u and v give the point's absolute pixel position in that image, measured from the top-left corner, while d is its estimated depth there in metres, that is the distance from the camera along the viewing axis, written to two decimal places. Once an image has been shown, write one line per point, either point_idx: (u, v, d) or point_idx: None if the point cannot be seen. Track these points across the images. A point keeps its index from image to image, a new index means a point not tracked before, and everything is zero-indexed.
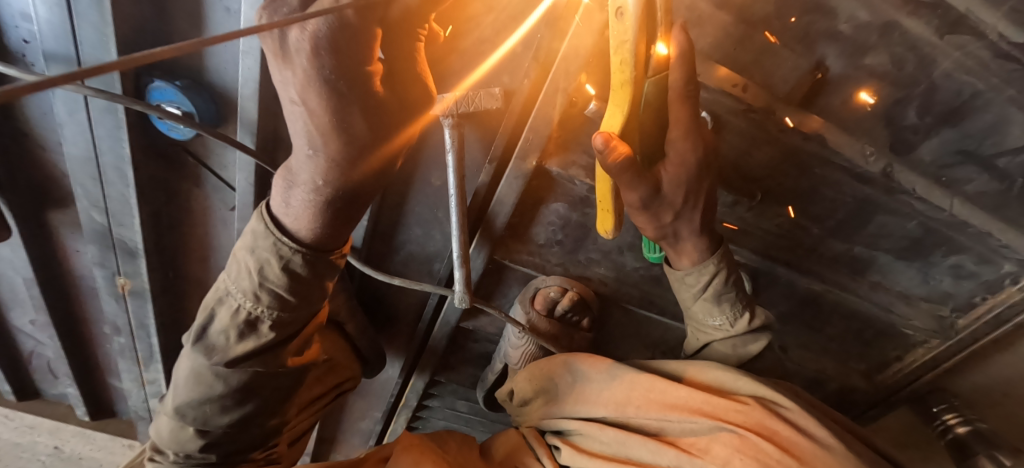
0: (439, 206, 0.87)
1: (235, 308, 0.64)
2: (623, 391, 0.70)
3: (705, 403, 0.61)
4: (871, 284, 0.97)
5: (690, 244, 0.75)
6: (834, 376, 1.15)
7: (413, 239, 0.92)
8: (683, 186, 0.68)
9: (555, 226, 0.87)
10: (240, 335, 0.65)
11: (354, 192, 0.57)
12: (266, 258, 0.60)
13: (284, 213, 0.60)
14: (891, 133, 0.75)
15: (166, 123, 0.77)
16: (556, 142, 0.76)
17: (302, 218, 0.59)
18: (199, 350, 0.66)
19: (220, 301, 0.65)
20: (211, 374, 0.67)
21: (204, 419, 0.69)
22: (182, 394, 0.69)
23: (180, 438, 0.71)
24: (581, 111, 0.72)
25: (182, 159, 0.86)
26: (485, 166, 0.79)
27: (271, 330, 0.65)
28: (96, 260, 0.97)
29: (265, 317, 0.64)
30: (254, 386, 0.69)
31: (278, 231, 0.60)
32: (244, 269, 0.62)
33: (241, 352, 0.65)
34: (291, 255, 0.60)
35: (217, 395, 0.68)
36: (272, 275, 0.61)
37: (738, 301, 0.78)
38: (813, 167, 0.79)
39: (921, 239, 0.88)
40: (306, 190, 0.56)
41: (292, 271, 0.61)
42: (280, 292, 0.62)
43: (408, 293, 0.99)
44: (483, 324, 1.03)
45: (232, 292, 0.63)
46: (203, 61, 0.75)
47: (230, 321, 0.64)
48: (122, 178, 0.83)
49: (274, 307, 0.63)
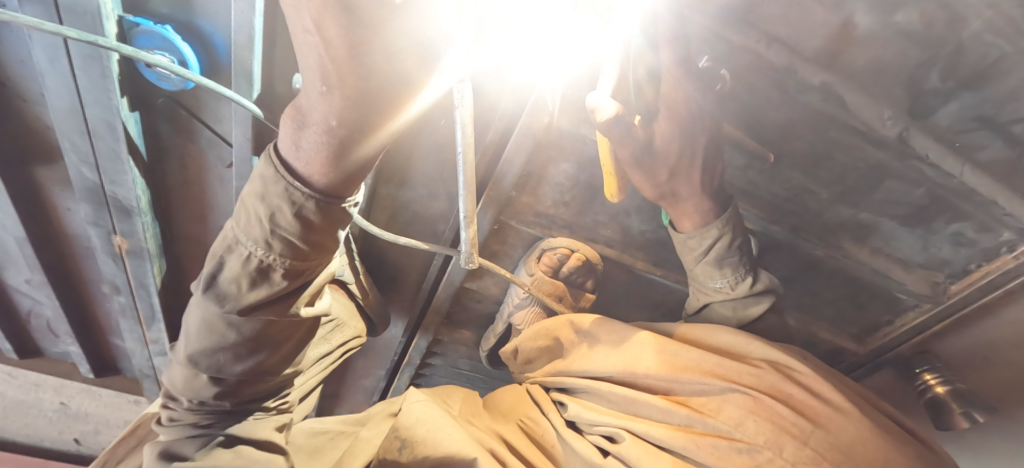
0: (446, 165, 0.85)
1: (246, 256, 0.59)
2: (632, 352, 0.70)
3: (716, 365, 0.62)
4: (871, 249, 0.98)
5: (688, 206, 0.75)
6: (827, 338, 1.18)
7: (418, 199, 0.90)
8: (676, 143, 0.68)
9: (564, 187, 0.85)
10: (252, 282, 0.61)
11: (369, 134, 0.51)
12: (278, 204, 0.55)
13: (296, 158, 0.54)
14: (911, 96, 0.73)
15: (154, 72, 0.73)
16: (570, 99, 0.73)
17: (315, 162, 0.53)
18: (210, 298, 0.62)
19: (229, 249, 0.61)
20: (223, 323, 0.63)
21: (218, 367, 0.67)
22: (193, 342, 0.65)
23: (195, 386, 0.68)
24: (595, 66, 0.69)
25: (176, 113, 0.82)
26: (494, 123, 0.76)
27: (284, 278, 0.61)
28: (90, 218, 0.94)
29: (278, 265, 0.60)
30: (269, 334, 0.67)
31: (289, 175, 0.55)
32: (254, 216, 0.57)
33: (254, 300, 0.62)
34: (303, 202, 0.55)
35: (230, 344, 0.65)
36: (285, 222, 0.56)
37: (742, 265, 0.78)
38: (829, 130, 0.78)
39: (927, 206, 0.88)
40: (319, 131, 0.50)
41: (305, 218, 0.56)
42: (293, 239, 0.58)
43: (413, 252, 0.99)
44: (487, 284, 1.03)
45: (242, 240, 0.59)
46: (193, 6, 0.70)
47: (241, 269, 0.60)
48: (112, 132, 0.79)
49: (286, 255, 0.59)
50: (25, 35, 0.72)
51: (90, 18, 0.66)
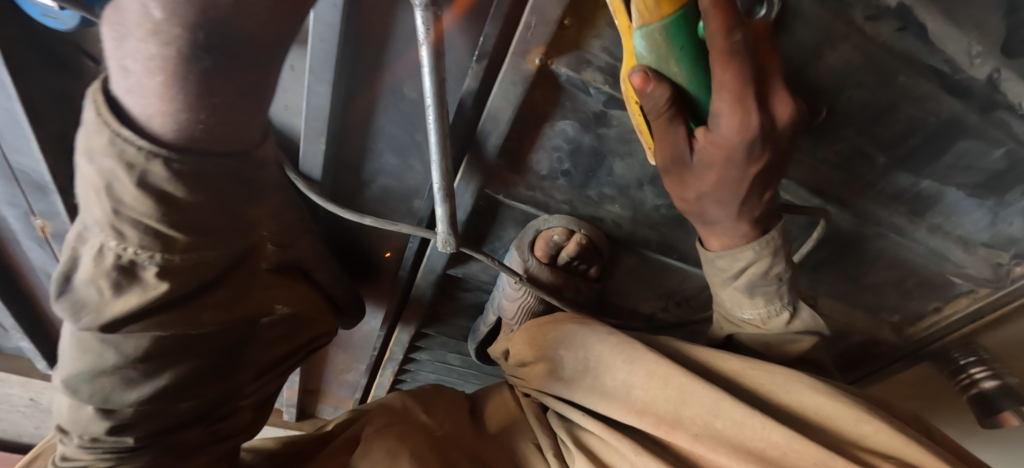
0: (416, 126, 0.69)
1: (99, 248, 0.42)
2: (671, 404, 0.51)
3: (820, 467, 0.42)
4: (929, 226, 0.82)
5: (724, 228, 0.63)
6: (864, 327, 1.04)
7: (386, 169, 0.75)
8: (739, 157, 0.53)
9: (563, 153, 0.69)
10: (115, 287, 0.44)
11: (227, 34, 0.34)
12: (111, 168, 0.38)
13: (128, 96, 0.36)
14: (1009, 25, 0.56)
15: (36, 6, 0.56)
16: (569, 33, 0.56)
17: (154, 97, 0.35)
18: (64, 308, 0.45)
19: (82, 239, 0.43)
20: (97, 342, 0.50)
21: (104, 395, 0.52)
22: (70, 363, 0.52)
23: (82, 419, 0.53)
24: None
25: (83, 63, 0.66)
26: (471, 67, 0.61)
27: (161, 280, 0.44)
28: (1, 198, 0.80)
29: (147, 261, 0.43)
30: (166, 347, 0.53)
31: (119, 121, 0.37)
32: (89, 187, 0.40)
33: (122, 312, 0.45)
34: (144, 164, 0.37)
35: (115, 366, 0.51)
36: (128, 195, 0.39)
37: (780, 295, 0.66)
38: (895, 73, 0.61)
39: (1005, 171, 0.72)
40: (146, 35, 0.32)
41: (155, 188, 0.39)
42: (151, 224, 0.40)
43: (385, 235, 0.84)
44: (475, 272, 0.87)
45: (88, 224, 0.42)
46: None
47: (95, 267, 0.42)
48: (1, 87, 0.64)
49: (151, 248, 0.42)
50: None
51: None
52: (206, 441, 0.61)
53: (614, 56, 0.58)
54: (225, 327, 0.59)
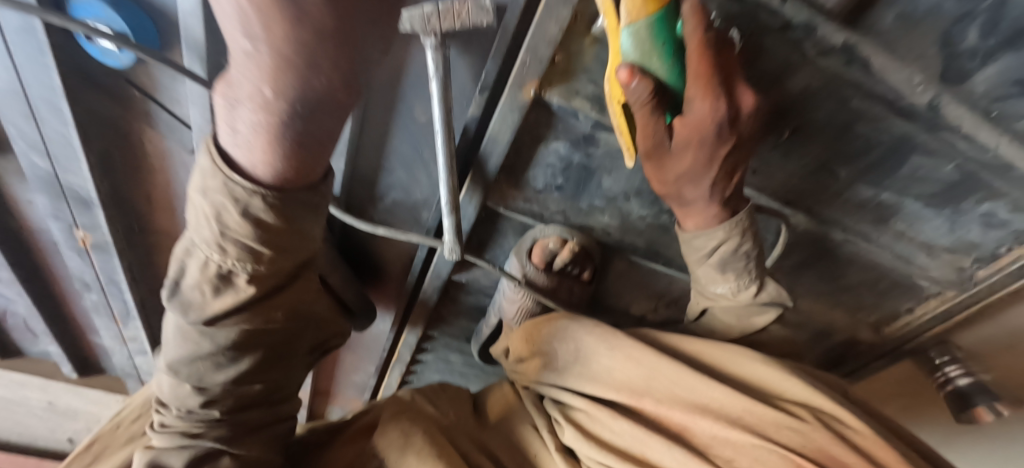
0: (424, 146, 0.77)
1: (204, 261, 0.53)
2: (642, 377, 0.63)
3: (747, 413, 0.56)
4: (894, 232, 0.90)
5: (698, 209, 0.71)
6: (841, 328, 1.11)
7: (396, 184, 0.83)
8: (699, 150, 0.63)
9: (556, 169, 0.77)
10: (215, 290, 0.55)
11: (316, 104, 0.44)
12: (221, 203, 0.48)
13: (233, 146, 0.47)
14: (945, 59, 0.64)
15: (97, 48, 0.65)
16: (559, 68, 0.64)
17: (256, 150, 0.46)
18: (176, 307, 0.57)
19: (188, 253, 0.55)
20: (196, 331, 0.58)
21: (199, 376, 0.61)
22: (173, 347, 0.61)
23: (180, 394, 0.62)
24: (586, 28, 0.60)
25: (128, 94, 0.74)
26: (474, 96, 0.69)
27: (250, 284, 0.55)
28: (48, 211, 0.88)
29: (240, 270, 0.54)
30: (248, 339, 0.61)
31: (228, 167, 0.47)
32: (201, 215, 0.51)
33: (220, 309, 0.56)
34: (248, 198, 0.48)
35: (208, 353, 0.60)
36: (233, 223, 0.49)
37: (747, 272, 0.75)
38: (850, 98, 0.69)
39: (957, 184, 0.79)
40: (254, 108, 0.43)
41: (254, 217, 0.49)
42: (248, 243, 0.51)
43: (395, 244, 0.91)
44: (478, 277, 0.95)
45: (196, 242, 0.53)
46: None
47: (200, 275, 0.54)
48: (59, 115, 0.73)
49: (246, 259, 0.53)
50: None
51: None
52: (271, 420, 0.69)
53: (599, 87, 0.66)
54: (291, 324, 0.66)
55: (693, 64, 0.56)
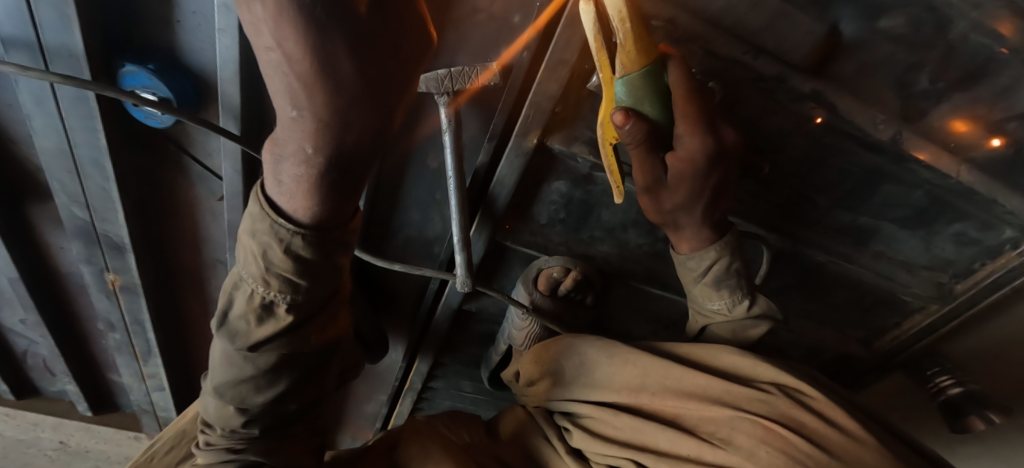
0: (437, 188, 0.84)
1: (250, 293, 0.59)
2: (636, 377, 0.69)
3: (725, 392, 0.61)
4: (873, 253, 0.96)
5: (689, 233, 0.78)
6: (833, 345, 1.15)
7: (411, 222, 0.89)
8: (689, 181, 0.69)
9: (558, 205, 0.84)
10: (258, 318, 0.60)
11: (351, 159, 0.48)
12: (267, 242, 0.54)
13: (279, 194, 0.53)
14: (902, 99, 0.72)
15: (142, 110, 0.72)
16: (559, 117, 0.72)
17: (297, 196, 0.52)
18: (224, 335, 0.62)
19: (236, 286, 0.60)
20: (239, 356, 0.63)
21: (241, 398, 0.66)
22: (218, 374, 0.65)
23: (224, 415, 0.68)
24: (584, 85, 0.69)
25: (165, 148, 0.82)
26: (484, 144, 0.76)
27: (289, 313, 0.60)
28: (82, 257, 0.93)
29: (280, 300, 0.58)
30: (285, 364, 0.65)
31: (274, 212, 0.54)
32: (249, 254, 0.56)
33: (263, 337, 0.60)
34: (291, 237, 0.54)
35: (250, 376, 0.64)
36: (276, 260, 0.55)
37: (739, 288, 0.80)
38: (821, 135, 0.77)
39: (927, 207, 0.86)
40: (297, 162, 0.48)
41: (296, 254, 0.55)
42: (290, 276, 0.56)
43: (409, 276, 0.97)
44: (487, 305, 1.01)
45: (244, 276, 0.58)
46: (176, 40, 0.70)
47: (246, 305, 0.59)
48: (101, 170, 0.79)
49: (286, 290, 0.57)
50: (9, 80, 0.72)
51: (75, 60, 0.67)
52: (307, 435, 0.75)
53: (595, 133, 0.74)
54: (324, 348, 0.69)
55: (679, 107, 0.63)
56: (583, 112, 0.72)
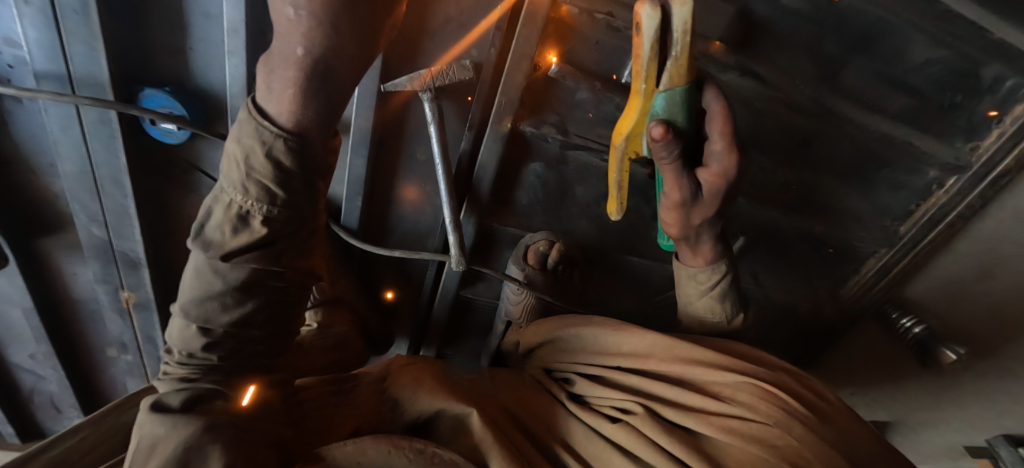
0: (427, 180, 0.94)
1: (228, 202, 0.60)
2: (644, 343, 0.70)
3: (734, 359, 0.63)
4: (819, 205, 1.07)
5: (706, 248, 0.78)
6: (804, 299, 1.23)
7: (405, 216, 0.98)
8: (720, 196, 0.69)
9: (536, 186, 0.95)
10: (234, 230, 0.60)
11: (336, 71, 0.54)
12: (251, 146, 0.57)
13: (266, 100, 0.57)
14: (812, 64, 0.86)
15: (159, 129, 0.81)
16: (527, 105, 0.84)
17: (285, 101, 0.56)
18: (197, 246, 0.61)
19: (214, 198, 0.61)
20: (210, 270, 0.62)
21: (206, 317, 0.63)
22: (185, 293, 0.63)
23: (184, 337, 0.63)
24: (545, 74, 0.81)
25: (176, 166, 0.90)
26: (465, 133, 0.86)
27: (266, 226, 0.60)
28: (98, 277, 0.99)
29: (258, 210, 0.59)
30: (255, 285, 0.64)
31: (260, 117, 0.57)
32: (232, 162, 0.59)
33: (237, 247, 0.60)
34: (273, 140, 0.57)
35: (218, 291, 0.62)
36: (257, 164, 0.57)
37: (734, 303, 0.84)
38: (752, 102, 0.90)
39: (857, 157, 0.99)
40: (289, 69, 0.53)
41: (276, 158, 0.58)
42: (269, 183, 0.58)
43: (408, 268, 1.06)
44: (481, 291, 1.09)
45: (224, 186, 0.60)
46: (188, 67, 0.80)
47: (223, 215, 0.59)
48: (120, 188, 0.87)
49: (266, 200, 0.59)
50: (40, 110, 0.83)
51: (101, 87, 0.76)
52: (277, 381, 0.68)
53: (560, 116, 0.86)
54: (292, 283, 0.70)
55: (716, 126, 0.62)
56: (547, 98, 0.84)
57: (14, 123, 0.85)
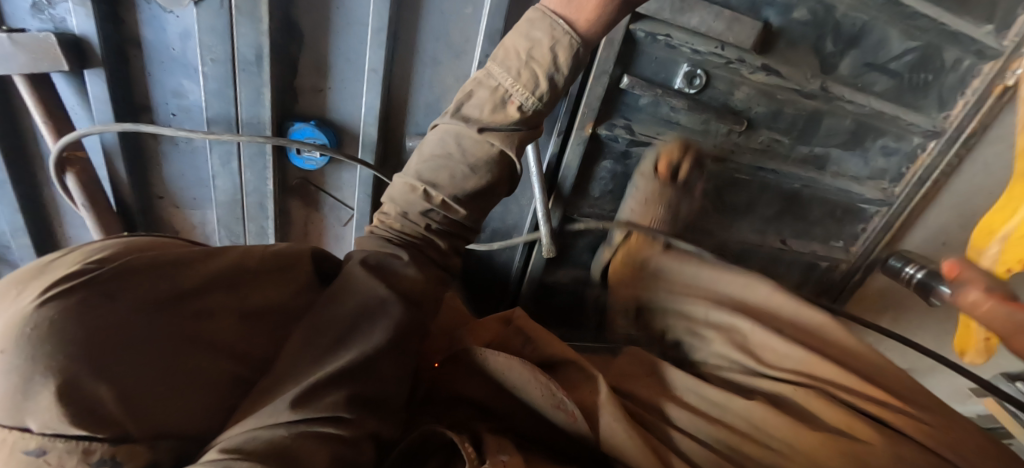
0: (515, 182, 1.11)
1: (496, 87, 0.74)
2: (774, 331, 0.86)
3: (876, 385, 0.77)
4: (832, 174, 1.25)
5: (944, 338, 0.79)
6: (823, 257, 1.43)
7: (496, 215, 1.16)
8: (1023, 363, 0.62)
9: (607, 178, 1.13)
10: (492, 110, 0.74)
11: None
12: (539, 40, 0.72)
13: (563, 5, 0.72)
14: (819, 60, 1.07)
15: (303, 157, 0.97)
16: (602, 112, 1.03)
17: (585, 6, 0.71)
18: (456, 120, 0.75)
19: (480, 84, 0.76)
20: (454, 143, 0.75)
21: (436, 182, 0.76)
22: (426, 156, 0.77)
23: (409, 197, 0.77)
24: (617, 85, 1.00)
25: (306, 189, 1.05)
26: (552, 140, 1.03)
27: (518, 113, 0.74)
28: None
29: (518, 98, 0.73)
30: (489, 172, 0.76)
31: (555, 16, 0.72)
32: (513, 53, 0.73)
33: (493, 125, 0.74)
34: (562, 36, 0.71)
35: (455, 165, 0.75)
36: (538, 55, 0.72)
37: None
38: (776, 94, 1.09)
39: (857, 131, 1.19)
40: None
41: (556, 53, 0.72)
42: (540, 74, 0.72)
43: (496, 260, 1.22)
44: (560, 276, 1.26)
45: (496, 72, 0.74)
46: (326, 103, 0.96)
47: (489, 96, 0.74)
48: (263, 212, 1.01)
49: (529, 89, 0.73)
50: (200, 150, 0.97)
51: (262, 126, 0.91)
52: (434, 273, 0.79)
53: (628, 118, 1.05)
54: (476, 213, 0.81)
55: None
56: (618, 105, 1.03)
57: (168, 162, 0.99)
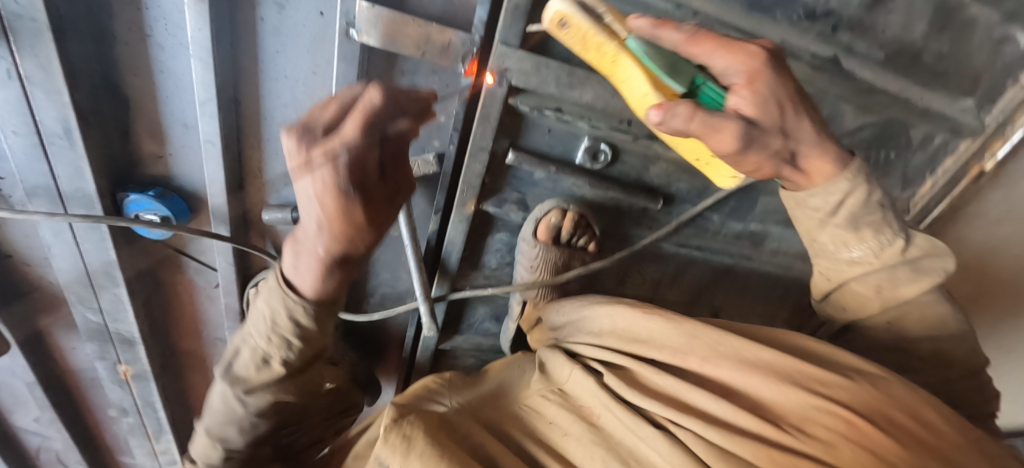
0: (400, 251, 1.00)
1: (254, 347, 0.74)
2: (681, 340, 0.68)
3: (772, 360, 0.60)
4: (771, 250, 1.10)
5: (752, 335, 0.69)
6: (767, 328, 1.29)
7: (383, 282, 1.05)
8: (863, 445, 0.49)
9: (503, 250, 1.01)
10: (257, 367, 0.74)
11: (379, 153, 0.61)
12: (276, 309, 0.71)
13: (292, 268, 0.70)
14: None
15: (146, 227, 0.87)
16: (490, 187, 0.90)
17: (306, 277, 0.69)
18: (226, 382, 0.75)
19: (243, 340, 0.76)
20: (235, 401, 0.74)
21: (224, 438, 0.77)
22: (213, 421, 0.77)
23: (208, 452, 0.79)
24: (503, 159, 0.87)
25: (164, 251, 0.96)
26: (431, 216, 0.94)
27: (282, 366, 0.75)
28: (96, 355, 1.05)
29: (278, 355, 0.74)
30: (271, 407, 0.77)
31: (288, 288, 0.71)
32: (260, 318, 0.73)
33: (257, 382, 0.74)
34: (295, 306, 0.71)
35: (240, 417, 0.75)
36: (282, 322, 0.71)
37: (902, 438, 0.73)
38: (699, 169, 0.93)
39: None
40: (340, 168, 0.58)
41: (298, 321, 0.72)
42: (289, 336, 0.72)
43: (389, 324, 1.13)
44: (459, 342, 1.16)
45: (251, 332, 0.74)
46: (169, 169, 0.86)
47: (251, 359, 0.74)
48: (112, 279, 0.92)
49: (286, 347, 0.73)
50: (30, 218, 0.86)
51: (89, 198, 0.82)
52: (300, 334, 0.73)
53: (519, 192, 0.92)
54: (304, 398, 0.82)
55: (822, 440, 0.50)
56: (505, 180, 0.90)
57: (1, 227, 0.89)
